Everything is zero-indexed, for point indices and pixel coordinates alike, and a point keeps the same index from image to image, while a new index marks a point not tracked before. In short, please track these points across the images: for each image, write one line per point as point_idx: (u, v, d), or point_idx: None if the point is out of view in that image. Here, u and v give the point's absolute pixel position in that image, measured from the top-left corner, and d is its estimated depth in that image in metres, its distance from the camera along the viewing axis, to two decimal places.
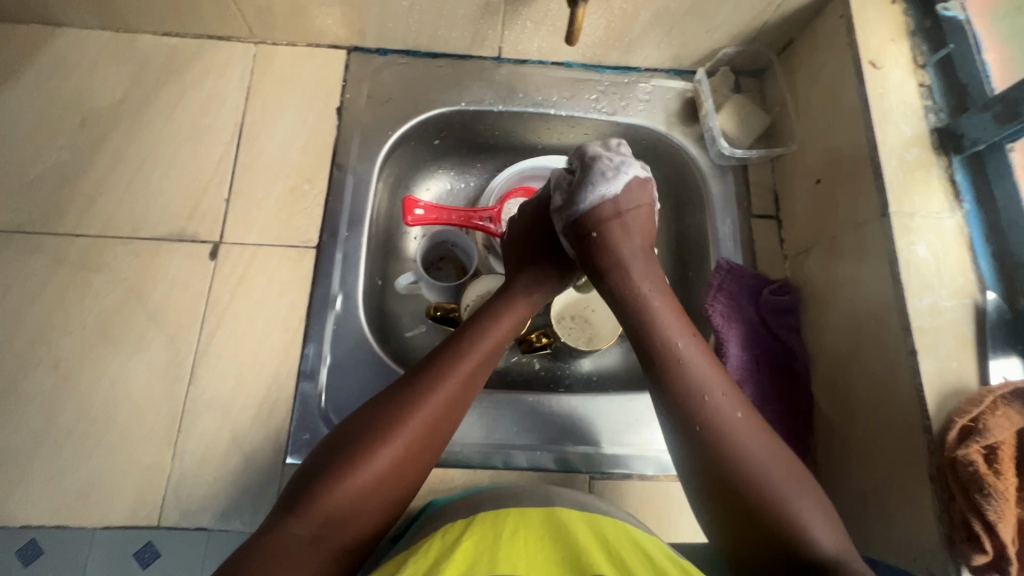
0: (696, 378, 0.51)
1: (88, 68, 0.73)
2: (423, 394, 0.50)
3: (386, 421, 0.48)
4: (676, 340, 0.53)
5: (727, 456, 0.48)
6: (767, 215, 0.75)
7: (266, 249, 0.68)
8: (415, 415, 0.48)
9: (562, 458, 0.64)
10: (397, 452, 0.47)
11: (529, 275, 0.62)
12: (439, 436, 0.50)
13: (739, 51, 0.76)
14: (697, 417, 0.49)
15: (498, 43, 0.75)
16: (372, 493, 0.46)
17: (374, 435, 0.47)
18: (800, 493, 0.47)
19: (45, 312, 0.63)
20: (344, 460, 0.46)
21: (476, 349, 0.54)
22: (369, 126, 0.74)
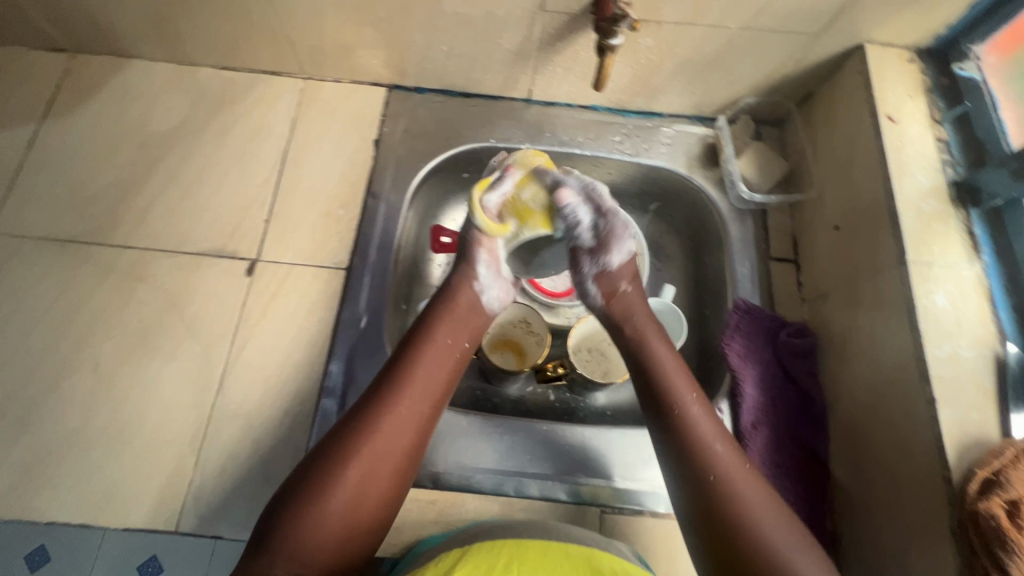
0: (710, 436, 0.53)
1: (152, 96, 0.79)
2: (364, 426, 0.51)
3: (336, 459, 0.50)
4: (684, 395, 0.55)
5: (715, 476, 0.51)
6: (786, 258, 0.76)
7: (299, 268, 0.71)
8: (362, 446, 0.50)
9: (563, 489, 0.64)
10: (349, 485, 0.49)
11: (463, 273, 0.62)
12: (398, 460, 0.52)
13: (760, 101, 0.79)
14: (707, 453, 0.52)
15: (529, 86, 0.80)
16: (335, 528, 0.48)
17: (327, 472, 0.49)
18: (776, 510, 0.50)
19: (90, 317, 0.67)
20: (299, 501, 0.48)
21: (418, 366, 0.55)
22: (403, 158, 0.78)
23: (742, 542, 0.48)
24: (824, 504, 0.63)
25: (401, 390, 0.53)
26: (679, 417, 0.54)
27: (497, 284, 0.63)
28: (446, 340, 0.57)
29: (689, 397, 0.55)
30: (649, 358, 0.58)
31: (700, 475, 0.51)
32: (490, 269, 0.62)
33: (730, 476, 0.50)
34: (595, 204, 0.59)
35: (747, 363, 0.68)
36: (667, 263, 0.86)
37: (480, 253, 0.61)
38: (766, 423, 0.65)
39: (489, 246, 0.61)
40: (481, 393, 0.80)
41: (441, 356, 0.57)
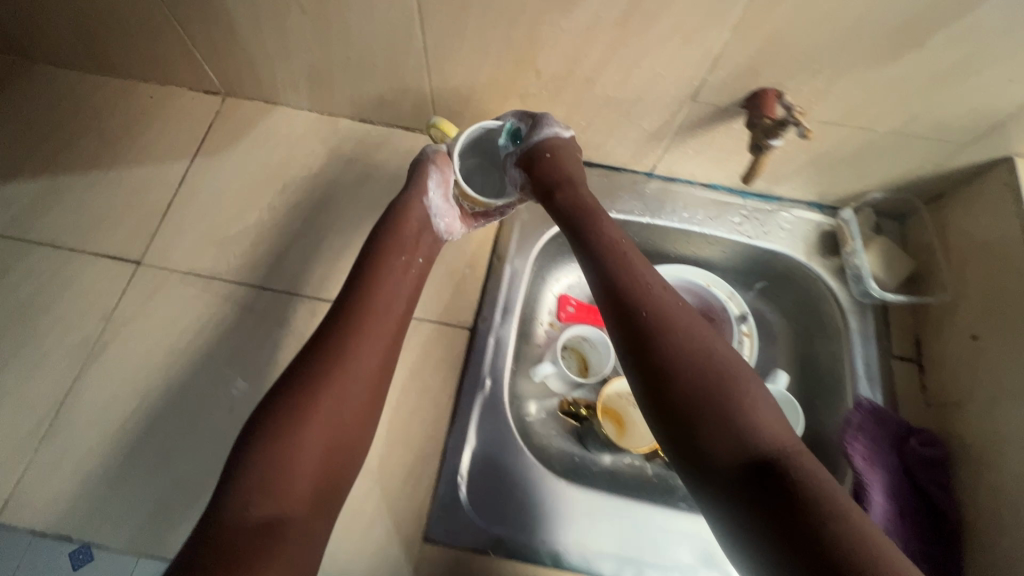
0: (665, 318, 0.58)
1: (294, 142, 0.84)
2: (325, 365, 0.58)
3: (320, 375, 0.58)
4: (644, 289, 0.61)
5: (668, 354, 0.56)
6: (908, 358, 0.75)
7: (427, 325, 0.73)
8: (335, 371, 0.58)
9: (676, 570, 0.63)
10: (333, 388, 0.58)
11: (413, 196, 0.72)
12: (369, 360, 0.61)
13: (886, 197, 0.80)
14: (660, 347, 0.56)
15: (655, 162, 0.81)
16: (314, 444, 0.55)
17: (316, 384, 0.57)
18: (730, 365, 0.56)
19: (230, 356, 0.70)
20: (276, 428, 0.54)
21: (383, 285, 0.66)
22: (528, 221, 0.80)
23: (700, 410, 0.53)
24: None
25: (371, 308, 0.63)
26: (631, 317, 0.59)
27: (444, 208, 0.74)
28: (403, 260, 0.68)
29: (659, 300, 0.60)
30: (605, 270, 0.63)
31: (654, 365, 0.56)
32: (440, 197, 0.73)
33: (678, 350, 0.56)
34: (535, 125, 0.71)
35: (874, 467, 0.67)
36: (772, 345, 0.86)
37: (433, 172, 0.73)
38: (896, 534, 0.63)
39: (439, 173, 0.73)
40: (579, 460, 0.81)
41: (398, 280, 0.67)
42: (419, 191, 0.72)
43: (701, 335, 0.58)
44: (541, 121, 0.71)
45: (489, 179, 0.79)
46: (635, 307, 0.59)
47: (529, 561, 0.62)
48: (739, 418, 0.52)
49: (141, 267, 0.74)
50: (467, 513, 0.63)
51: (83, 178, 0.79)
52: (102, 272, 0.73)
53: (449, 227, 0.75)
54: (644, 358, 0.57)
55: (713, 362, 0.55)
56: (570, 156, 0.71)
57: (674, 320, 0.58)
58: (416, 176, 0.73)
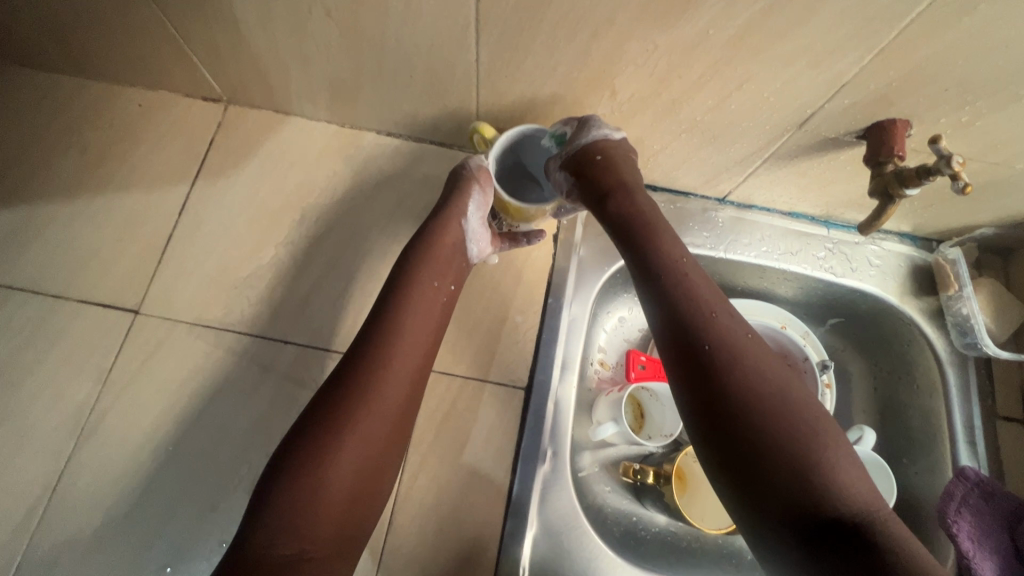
0: (733, 341, 0.47)
1: (312, 161, 0.72)
2: (355, 392, 0.50)
3: (339, 419, 0.48)
4: (702, 306, 0.49)
5: (735, 388, 0.45)
6: (1015, 419, 0.67)
7: (475, 384, 0.64)
8: (364, 405, 0.49)
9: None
10: (357, 438, 0.48)
11: (450, 210, 0.61)
12: (395, 403, 0.51)
13: (998, 232, 0.69)
14: (726, 378, 0.45)
15: (731, 188, 0.71)
16: (345, 485, 0.47)
17: (331, 429, 0.48)
18: (806, 407, 0.45)
19: (249, 425, 0.60)
20: (298, 466, 0.46)
21: (412, 309, 0.55)
22: (585, 258, 0.70)
23: (771, 463, 0.42)
24: None
25: (400, 338, 0.53)
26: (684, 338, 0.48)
27: (480, 232, 0.64)
28: (434, 283, 0.58)
29: (718, 321, 0.48)
30: (654, 277, 0.51)
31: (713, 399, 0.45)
32: (478, 219, 0.63)
33: (746, 384, 0.45)
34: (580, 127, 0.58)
35: (982, 549, 0.60)
36: (849, 391, 0.77)
37: (475, 192, 0.63)
38: None
39: (483, 191, 0.63)
40: (635, 520, 0.73)
41: (431, 302, 0.57)
42: (455, 208, 0.62)
43: (773, 366, 0.46)
44: (589, 125, 0.58)
45: (523, 189, 0.67)
46: (696, 327, 0.48)
47: None
48: (822, 478, 0.41)
49: (139, 316, 0.63)
50: None
51: (67, 204, 0.67)
52: (94, 323, 0.62)
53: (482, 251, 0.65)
54: (702, 389, 0.46)
55: (789, 403, 0.44)
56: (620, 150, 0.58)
57: (741, 347, 0.47)
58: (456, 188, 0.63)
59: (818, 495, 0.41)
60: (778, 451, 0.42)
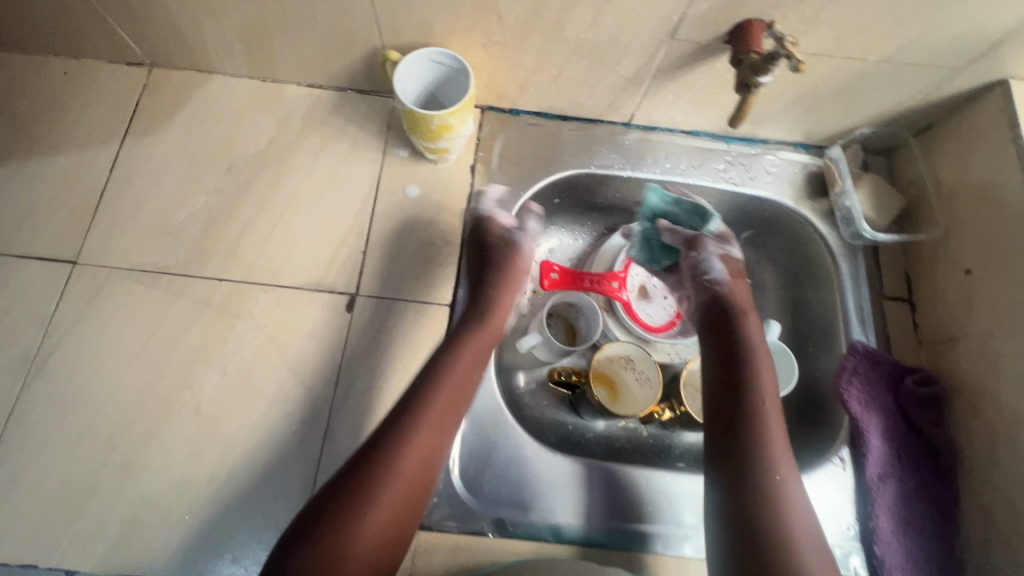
0: (772, 448, 0.56)
1: (237, 115, 0.75)
2: (412, 428, 0.54)
3: (405, 419, 0.54)
4: (766, 396, 0.60)
5: (757, 478, 0.54)
6: (900, 298, 0.73)
7: (402, 304, 0.68)
8: (411, 439, 0.53)
9: (678, 542, 0.62)
10: (420, 440, 0.54)
11: (489, 277, 0.68)
12: (444, 408, 0.56)
13: (875, 131, 0.76)
14: (751, 465, 0.55)
15: (633, 110, 0.76)
16: (388, 521, 0.50)
17: (402, 426, 0.54)
18: (802, 518, 0.53)
19: (189, 357, 0.64)
20: (349, 496, 0.49)
21: (481, 338, 0.63)
22: (501, 186, 0.75)
23: (770, 530, 0.51)
24: (957, 564, 0.60)
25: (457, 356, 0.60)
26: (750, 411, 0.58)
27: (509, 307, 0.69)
28: (474, 361, 0.60)
29: (778, 433, 0.57)
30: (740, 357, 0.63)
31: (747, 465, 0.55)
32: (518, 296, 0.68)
33: (775, 480, 0.54)
34: (728, 239, 0.76)
35: (871, 410, 0.66)
36: (763, 294, 0.83)
37: (514, 275, 0.69)
38: (894, 476, 0.63)
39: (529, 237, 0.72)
40: (572, 427, 0.79)
41: (487, 330, 0.64)
42: (512, 260, 0.70)
43: (805, 518, 0.53)
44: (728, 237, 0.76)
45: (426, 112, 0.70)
46: (749, 418, 0.57)
47: (529, 538, 0.61)
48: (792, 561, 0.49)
49: (77, 266, 0.66)
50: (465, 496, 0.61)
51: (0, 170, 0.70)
52: (34, 276, 0.66)
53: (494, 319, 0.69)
54: (733, 466, 0.55)
55: (792, 510, 0.53)
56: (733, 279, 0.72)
57: (778, 456, 0.55)
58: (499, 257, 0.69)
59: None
60: (767, 533, 0.51)
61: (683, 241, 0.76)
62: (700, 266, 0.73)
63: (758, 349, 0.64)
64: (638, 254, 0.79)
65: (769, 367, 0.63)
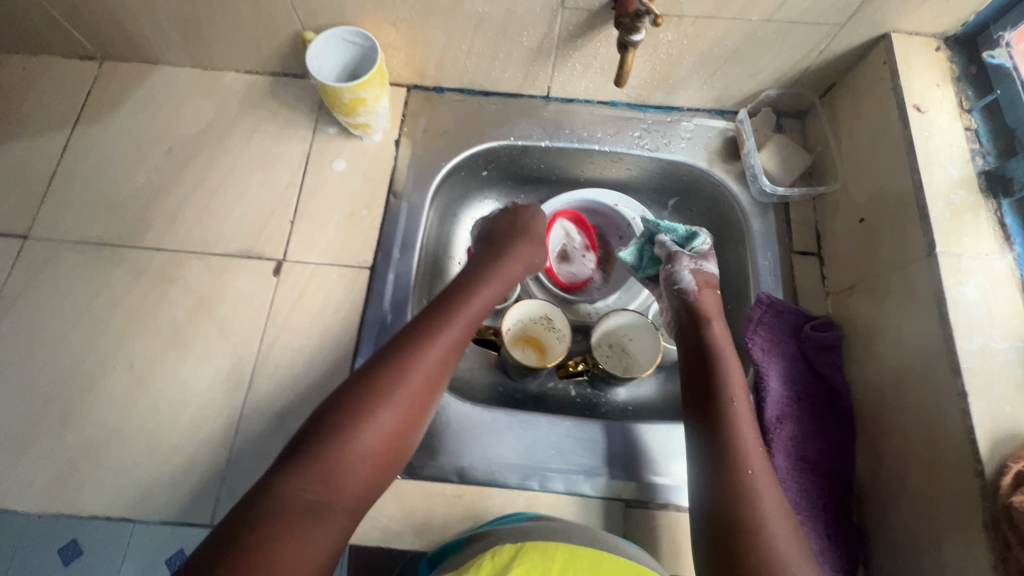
0: (749, 451, 0.56)
1: (179, 101, 0.81)
2: (411, 356, 0.55)
3: (376, 392, 0.52)
4: (739, 411, 0.59)
5: (738, 480, 0.54)
6: (808, 252, 0.75)
7: (325, 268, 0.73)
8: (410, 370, 0.54)
9: (657, 491, 0.64)
10: (394, 415, 0.52)
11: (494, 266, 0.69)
12: (421, 389, 0.54)
13: (781, 93, 0.79)
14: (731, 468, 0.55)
15: (548, 83, 0.80)
16: (380, 446, 0.51)
17: (368, 397, 0.52)
18: (784, 519, 0.52)
19: (126, 319, 0.69)
20: (344, 420, 0.50)
21: (461, 313, 0.60)
22: (424, 158, 0.79)
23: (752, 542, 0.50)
24: (849, 497, 0.62)
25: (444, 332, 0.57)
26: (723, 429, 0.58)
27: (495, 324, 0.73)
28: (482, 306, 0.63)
29: (750, 438, 0.57)
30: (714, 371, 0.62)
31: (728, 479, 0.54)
32: None
33: (759, 493, 0.53)
34: (705, 255, 0.73)
35: (772, 356, 0.68)
36: None
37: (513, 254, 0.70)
38: (792, 417, 0.65)
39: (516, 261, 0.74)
40: (503, 388, 0.82)
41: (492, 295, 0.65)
42: (508, 245, 0.72)
43: (789, 522, 0.52)
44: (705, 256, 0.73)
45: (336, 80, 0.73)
46: (725, 422, 0.58)
47: (435, 480, 0.63)
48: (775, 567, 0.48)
49: (28, 241, 0.72)
50: None
51: None
52: None
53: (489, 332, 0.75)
54: (714, 467, 0.56)
55: (770, 510, 0.52)
56: (705, 288, 0.70)
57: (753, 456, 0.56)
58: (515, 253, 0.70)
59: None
60: (748, 534, 0.50)
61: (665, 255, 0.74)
62: (672, 278, 0.71)
63: (727, 354, 0.64)
64: (628, 257, 0.79)
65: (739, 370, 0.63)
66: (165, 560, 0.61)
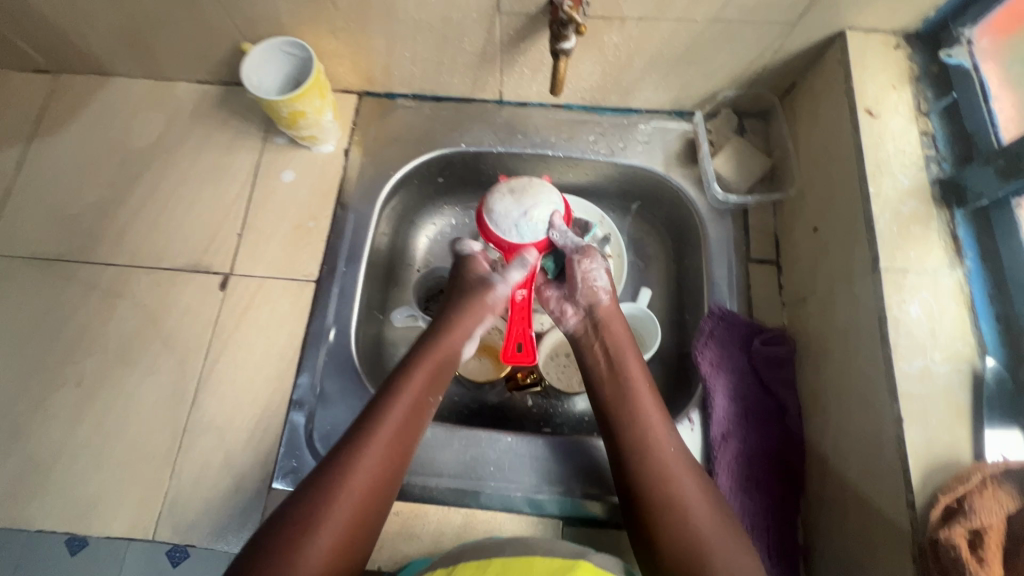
0: (687, 507, 0.53)
1: (132, 113, 0.81)
2: (342, 472, 0.53)
3: (307, 519, 0.51)
4: (652, 428, 0.57)
5: (688, 542, 0.51)
6: (766, 260, 0.73)
7: (271, 281, 0.72)
8: (339, 486, 0.53)
9: (597, 507, 0.63)
10: (329, 540, 0.50)
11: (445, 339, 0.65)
12: (359, 504, 0.53)
13: (741, 93, 0.75)
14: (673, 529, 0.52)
15: (498, 87, 0.78)
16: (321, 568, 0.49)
17: (298, 528, 0.50)
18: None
19: (76, 334, 0.70)
20: (278, 547, 0.49)
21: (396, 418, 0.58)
22: (373, 167, 0.78)
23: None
24: (794, 518, 0.61)
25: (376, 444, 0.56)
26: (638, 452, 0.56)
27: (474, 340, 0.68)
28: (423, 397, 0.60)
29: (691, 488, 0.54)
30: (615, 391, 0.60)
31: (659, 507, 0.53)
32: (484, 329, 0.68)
33: (705, 546, 0.51)
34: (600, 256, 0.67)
35: (721, 371, 0.66)
36: (649, 265, 0.84)
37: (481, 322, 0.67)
38: (738, 434, 0.63)
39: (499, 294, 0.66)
40: (459, 400, 0.79)
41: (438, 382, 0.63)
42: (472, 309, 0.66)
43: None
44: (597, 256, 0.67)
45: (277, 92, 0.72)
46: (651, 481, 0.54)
47: None
48: None
49: None
50: (311, 462, 0.64)
51: None
52: None
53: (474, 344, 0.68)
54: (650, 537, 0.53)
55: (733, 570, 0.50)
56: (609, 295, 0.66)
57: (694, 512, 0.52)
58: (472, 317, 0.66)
59: None
60: None
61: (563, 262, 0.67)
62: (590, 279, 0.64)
63: (635, 388, 0.60)
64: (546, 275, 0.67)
65: (651, 404, 0.59)
66: (165, 552, 0.61)
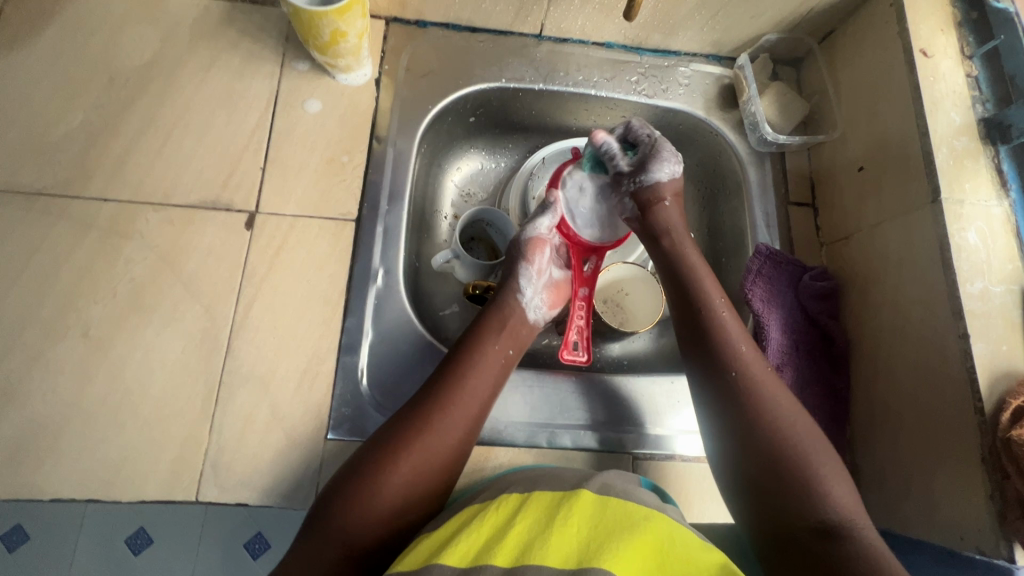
0: (751, 372, 0.55)
1: (115, 25, 0.69)
2: (425, 416, 0.53)
3: (385, 455, 0.51)
4: (727, 323, 0.58)
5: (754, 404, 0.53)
6: (804, 203, 0.75)
7: (305, 220, 0.66)
8: (420, 427, 0.52)
9: (663, 442, 0.64)
10: (402, 477, 0.50)
11: (510, 285, 0.65)
12: (433, 448, 0.52)
13: (781, 38, 0.77)
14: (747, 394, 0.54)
15: (541, 19, 0.74)
16: (392, 504, 0.49)
17: (375, 465, 0.50)
18: (828, 457, 0.51)
19: (74, 280, 0.60)
20: (358, 482, 0.49)
21: (471, 372, 0.57)
22: (408, 100, 0.73)
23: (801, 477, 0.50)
24: (842, 442, 0.64)
25: (451, 398, 0.54)
26: (716, 347, 0.56)
27: (536, 297, 0.66)
28: (498, 346, 0.60)
29: (751, 356, 0.56)
30: (686, 285, 0.61)
31: (737, 401, 0.54)
32: (532, 287, 0.65)
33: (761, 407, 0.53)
34: (656, 154, 0.64)
35: (771, 307, 0.67)
36: (681, 212, 0.84)
37: (523, 266, 0.65)
38: (791, 365, 0.66)
39: (533, 267, 0.65)
40: None
41: (512, 336, 0.62)
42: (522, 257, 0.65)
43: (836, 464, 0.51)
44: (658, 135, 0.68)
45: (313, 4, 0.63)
46: (715, 345, 0.57)
47: None
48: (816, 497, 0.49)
49: None
50: (368, 409, 0.61)
51: None
52: None
53: (548, 312, 0.67)
54: (727, 403, 0.54)
55: (795, 433, 0.52)
56: (672, 195, 0.65)
57: (762, 382, 0.54)
58: (524, 256, 0.65)
59: (807, 506, 0.49)
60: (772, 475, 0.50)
61: (634, 165, 0.65)
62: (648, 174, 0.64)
63: (695, 267, 0.62)
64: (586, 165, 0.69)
65: (712, 280, 0.61)
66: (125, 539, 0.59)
